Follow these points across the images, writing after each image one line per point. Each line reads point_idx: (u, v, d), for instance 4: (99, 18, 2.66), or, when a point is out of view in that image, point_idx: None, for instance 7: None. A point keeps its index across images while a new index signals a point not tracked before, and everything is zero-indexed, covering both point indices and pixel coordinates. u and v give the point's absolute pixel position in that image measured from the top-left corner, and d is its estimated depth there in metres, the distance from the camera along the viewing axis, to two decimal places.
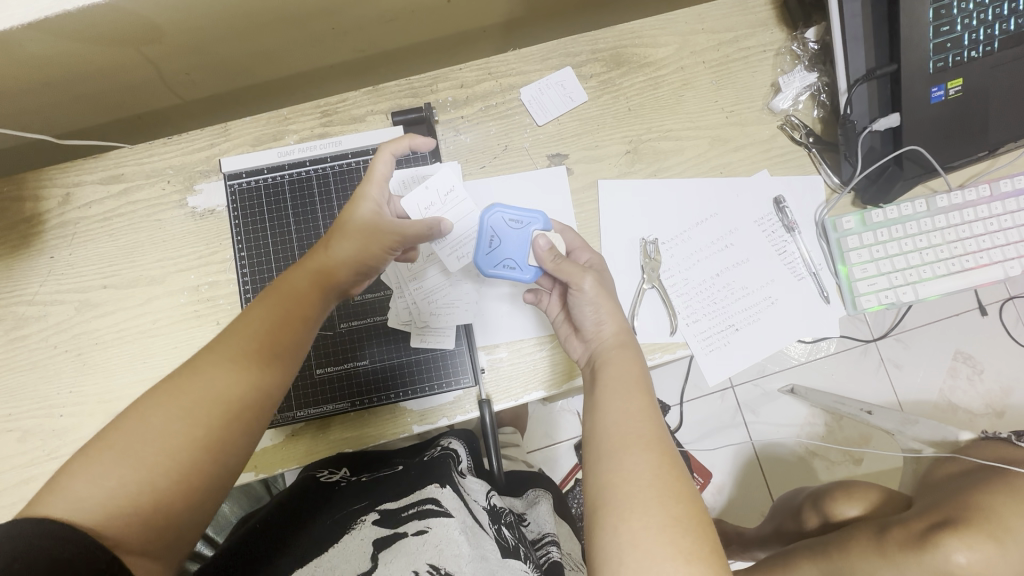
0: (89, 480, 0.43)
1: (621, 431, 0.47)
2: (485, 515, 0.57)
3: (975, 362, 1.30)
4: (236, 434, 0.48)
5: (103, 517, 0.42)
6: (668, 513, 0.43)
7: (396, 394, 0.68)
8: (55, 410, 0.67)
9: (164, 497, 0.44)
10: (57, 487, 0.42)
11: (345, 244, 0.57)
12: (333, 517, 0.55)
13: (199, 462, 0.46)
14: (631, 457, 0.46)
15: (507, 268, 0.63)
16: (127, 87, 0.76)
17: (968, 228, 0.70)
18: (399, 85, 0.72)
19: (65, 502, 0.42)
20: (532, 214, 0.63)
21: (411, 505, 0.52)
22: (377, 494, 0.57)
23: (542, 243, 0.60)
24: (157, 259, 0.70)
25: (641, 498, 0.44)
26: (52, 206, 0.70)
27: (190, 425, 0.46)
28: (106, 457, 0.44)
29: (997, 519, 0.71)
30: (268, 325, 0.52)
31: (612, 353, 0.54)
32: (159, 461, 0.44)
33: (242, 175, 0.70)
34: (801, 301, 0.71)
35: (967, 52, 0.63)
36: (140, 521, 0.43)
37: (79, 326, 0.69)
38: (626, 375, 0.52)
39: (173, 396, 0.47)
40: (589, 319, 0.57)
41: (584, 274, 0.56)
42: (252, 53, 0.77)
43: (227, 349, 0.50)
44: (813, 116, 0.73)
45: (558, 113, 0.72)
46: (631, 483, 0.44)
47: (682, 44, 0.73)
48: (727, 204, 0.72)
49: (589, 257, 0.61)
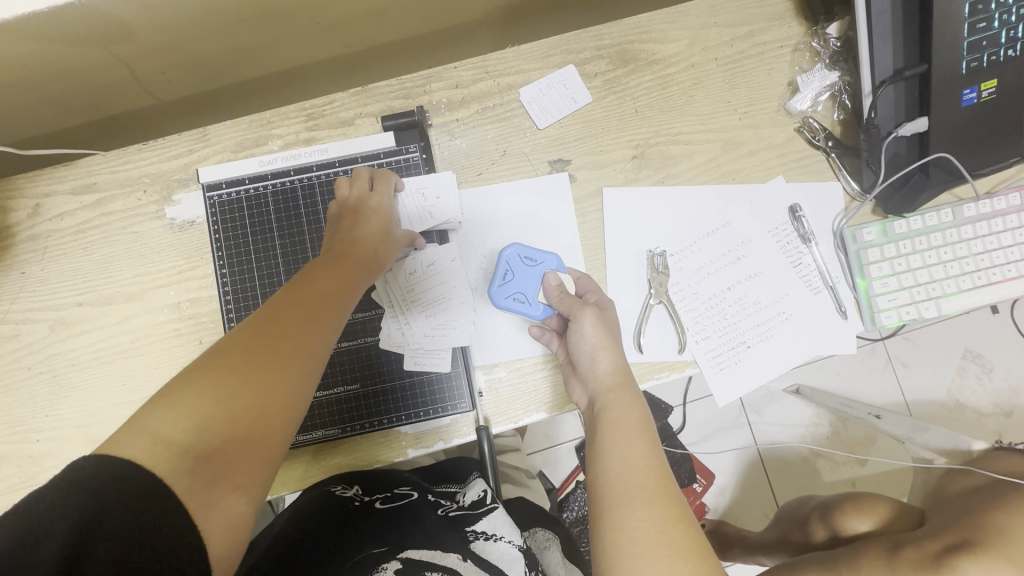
0: (176, 415, 0.39)
1: (623, 483, 0.44)
2: (520, 563, 0.52)
3: (985, 361, 1.27)
4: (313, 373, 0.46)
5: (198, 448, 0.39)
6: (678, 575, 0.40)
7: (389, 419, 0.64)
8: (31, 435, 0.63)
9: (251, 434, 0.41)
10: (130, 428, 0.38)
11: (376, 223, 0.60)
12: (355, 560, 0.51)
13: (284, 400, 0.43)
14: (633, 512, 0.43)
15: (517, 300, 0.63)
16: (99, 88, 0.71)
17: (995, 238, 0.66)
18: (388, 85, 0.67)
19: (143, 443, 0.38)
20: (550, 255, 0.63)
21: (435, 569, 0.49)
22: (400, 539, 0.53)
23: (551, 279, 0.62)
24: (135, 275, 0.66)
25: (649, 559, 0.41)
26: (21, 217, 0.66)
27: (280, 360, 0.44)
28: (184, 394, 0.40)
29: (1016, 541, 0.68)
30: (329, 279, 0.52)
31: (609, 396, 0.51)
32: (251, 392, 0.42)
33: (222, 186, 0.66)
34: (817, 316, 0.67)
35: (1003, 50, 0.58)
36: (227, 463, 0.40)
37: (54, 345, 0.65)
38: (626, 419, 0.49)
39: (256, 333, 0.45)
40: (586, 355, 0.54)
41: (584, 308, 0.56)
42: (233, 50, 0.72)
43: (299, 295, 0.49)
44: (833, 118, 0.68)
45: (559, 116, 0.67)
46: (636, 542, 0.41)
47: (693, 39, 0.68)
48: (739, 213, 0.68)
49: (599, 299, 0.60)
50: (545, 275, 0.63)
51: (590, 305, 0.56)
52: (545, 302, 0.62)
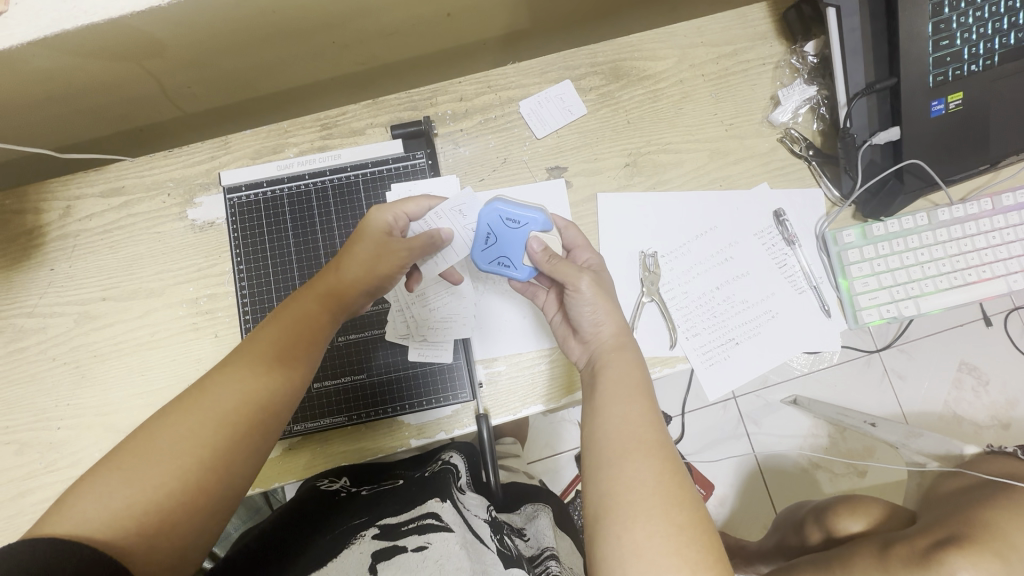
0: (96, 499, 0.43)
1: (622, 437, 0.47)
2: (486, 527, 0.56)
3: (980, 373, 1.28)
4: (243, 448, 0.48)
5: (111, 530, 0.42)
6: (671, 522, 0.43)
7: (394, 409, 0.67)
8: (53, 423, 0.67)
9: (173, 514, 0.44)
10: (62, 507, 0.42)
11: (352, 266, 0.58)
12: (333, 533, 0.54)
13: (210, 476, 0.46)
14: (632, 465, 0.45)
15: (503, 265, 0.63)
16: (129, 101, 0.77)
17: (970, 241, 0.69)
18: (398, 98, 0.72)
19: (69, 522, 0.42)
20: (532, 214, 0.62)
21: (411, 520, 0.52)
22: (378, 509, 0.57)
23: (535, 245, 0.61)
24: (157, 272, 0.70)
25: (644, 507, 0.43)
26: (54, 218, 0.70)
27: (201, 444, 0.46)
28: (110, 476, 0.44)
29: (1002, 537, 0.70)
30: (276, 345, 0.53)
31: (610, 356, 0.54)
32: (166, 479, 0.44)
33: (241, 189, 0.71)
34: (802, 314, 0.70)
35: (967, 65, 0.63)
36: (148, 539, 0.43)
37: (78, 338, 0.69)
38: (626, 378, 0.52)
39: (184, 414, 0.47)
40: (587, 319, 0.57)
41: (580, 276, 0.56)
42: (253, 66, 0.77)
43: (238, 369, 0.50)
44: (812, 129, 0.73)
45: (557, 126, 0.72)
46: (634, 491, 0.44)
47: (681, 57, 0.74)
48: (726, 217, 0.72)
49: (589, 258, 0.62)
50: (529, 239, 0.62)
51: (586, 271, 0.57)
52: (530, 265, 0.62)
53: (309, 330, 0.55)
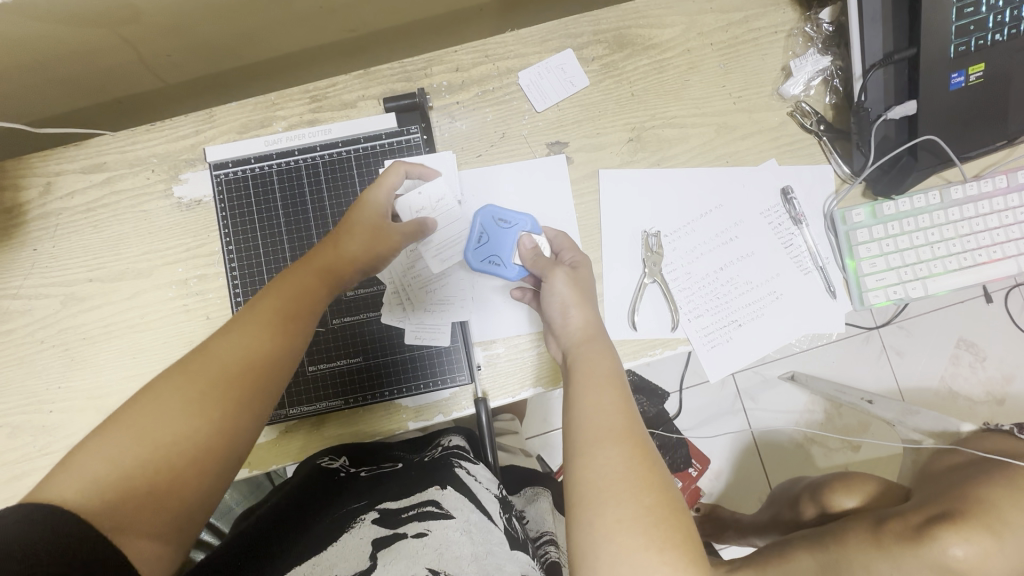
0: (100, 461, 0.41)
1: (593, 426, 0.46)
2: (494, 504, 0.56)
3: (978, 349, 1.28)
4: (246, 411, 0.47)
5: (112, 497, 0.41)
6: (640, 504, 0.42)
7: (391, 392, 0.66)
8: (44, 406, 0.66)
9: (178, 476, 0.43)
10: (67, 467, 0.41)
11: (355, 239, 0.57)
12: (335, 516, 0.53)
13: (212, 441, 0.44)
14: (602, 452, 0.44)
15: (493, 264, 0.64)
16: (108, 70, 0.73)
17: (982, 220, 0.67)
18: (391, 68, 0.68)
19: (72, 486, 0.40)
20: (523, 216, 0.64)
21: (411, 506, 0.51)
22: (378, 493, 0.56)
23: (527, 242, 0.63)
24: (144, 251, 0.68)
25: (612, 492, 0.43)
26: (34, 195, 0.68)
27: (203, 408, 0.45)
28: (116, 437, 0.42)
29: (996, 513, 0.70)
30: (279, 313, 0.51)
31: (580, 349, 0.53)
32: (172, 443, 0.43)
33: (228, 165, 0.68)
34: (806, 295, 0.69)
35: (991, 35, 0.59)
36: (152, 502, 0.42)
37: (66, 320, 0.67)
38: (597, 368, 0.50)
39: (188, 377, 0.46)
40: (557, 313, 0.56)
41: (556, 269, 0.58)
42: (237, 33, 0.73)
43: (240, 334, 0.48)
44: (825, 103, 0.70)
45: (557, 98, 0.69)
46: (603, 477, 0.43)
47: (689, 24, 0.70)
48: (732, 195, 0.69)
49: (575, 257, 0.61)
50: (518, 239, 0.64)
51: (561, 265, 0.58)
52: (520, 263, 0.64)
53: (308, 299, 0.53)
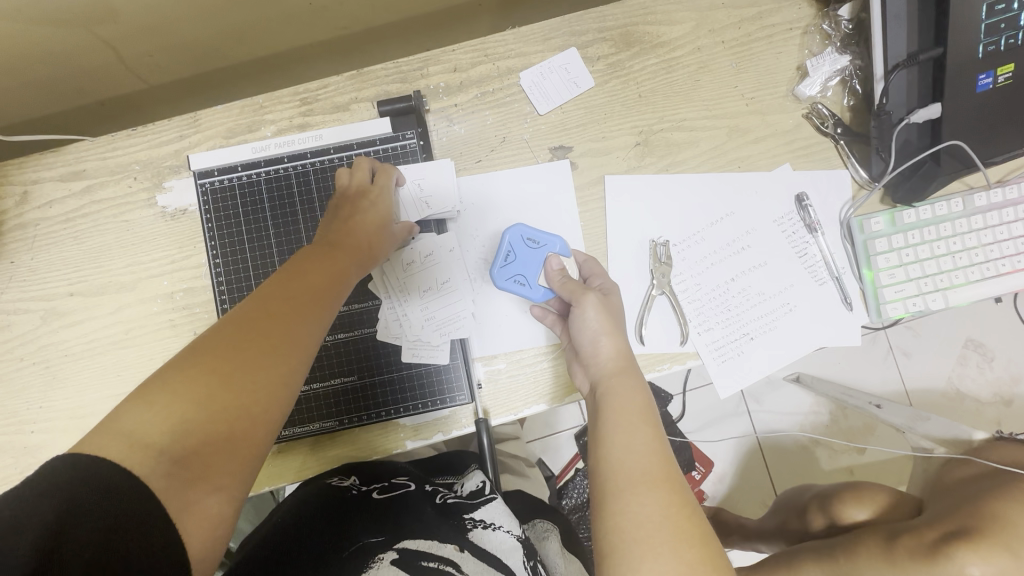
0: (154, 414, 0.37)
1: (626, 469, 0.43)
2: (516, 552, 0.52)
3: (986, 350, 1.26)
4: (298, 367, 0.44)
5: (173, 448, 0.36)
6: (681, 560, 0.39)
7: (388, 411, 0.63)
8: (25, 426, 0.63)
9: (233, 434, 0.39)
10: (114, 421, 0.36)
11: (372, 221, 0.58)
12: (351, 550, 0.49)
13: (269, 401, 0.41)
14: (637, 498, 0.42)
15: (518, 283, 0.61)
16: (86, 71, 0.69)
17: (1005, 229, 0.64)
18: (385, 69, 0.65)
19: (123, 440, 0.35)
20: (553, 239, 0.62)
21: (430, 556, 0.47)
22: (397, 529, 0.52)
23: (554, 263, 0.60)
24: (127, 264, 0.65)
25: (651, 545, 0.40)
26: (10, 205, 0.64)
27: (266, 356, 0.42)
28: (170, 387, 0.38)
29: (1015, 530, 0.68)
30: (323, 275, 0.49)
31: (610, 381, 0.50)
32: (238, 388, 0.40)
33: (214, 173, 0.64)
34: (821, 307, 0.66)
35: (1022, 33, 0.56)
36: (207, 460, 0.37)
37: (47, 336, 0.64)
38: (629, 404, 0.48)
39: (245, 324, 0.43)
40: (587, 339, 0.53)
41: (586, 293, 0.54)
42: (223, 30, 0.69)
43: (292, 289, 0.46)
44: (843, 104, 0.66)
45: (561, 100, 0.65)
46: (640, 527, 0.41)
47: (699, 21, 0.66)
48: (744, 202, 0.66)
49: (604, 283, 0.58)
50: (547, 258, 0.61)
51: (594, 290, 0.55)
52: (545, 286, 0.61)
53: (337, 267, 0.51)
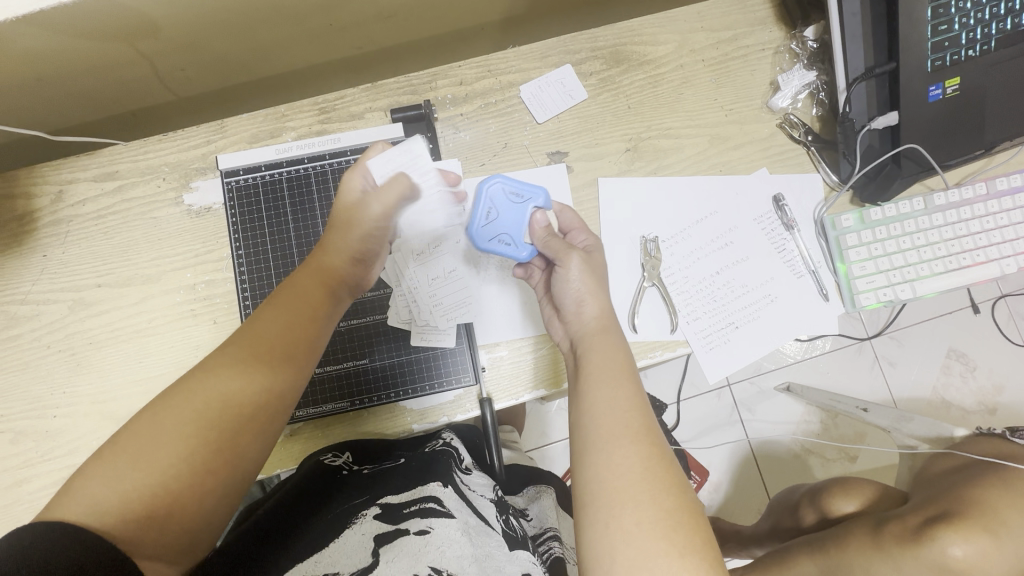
0: (103, 482, 0.41)
1: (608, 424, 0.47)
2: (491, 508, 0.56)
3: (968, 359, 1.30)
4: (246, 434, 0.47)
5: (116, 516, 0.40)
6: (660, 507, 0.43)
7: (396, 393, 0.67)
8: (48, 410, 0.66)
9: (179, 498, 0.43)
10: (72, 489, 0.41)
11: (344, 243, 0.56)
12: (336, 511, 0.53)
13: (201, 472, 0.44)
14: (620, 450, 0.45)
15: (504, 244, 0.61)
16: (121, 82, 0.75)
17: (964, 226, 0.71)
18: (397, 82, 0.71)
19: (79, 505, 0.40)
20: (535, 189, 0.61)
21: (413, 501, 0.50)
22: (378, 489, 0.55)
23: (540, 220, 0.60)
24: (153, 257, 0.69)
25: (632, 494, 0.43)
26: (45, 203, 0.69)
27: (200, 434, 0.45)
28: (120, 458, 0.42)
29: (992, 512, 0.72)
30: (274, 328, 0.51)
31: (590, 338, 0.54)
32: (173, 463, 0.43)
33: (240, 173, 0.70)
34: (801, 298, 0.71)
35: (964, 51, 0.63)
36: (153, 527, 0.42)
37: (73, 325, 0.67)
38: (611, 363, 0.51)
39: (182, 402, 0.45)
40: (572, 300, 0.57)
41: (569, 253, 0.57)
42: (249, 48, 0.76)
43: (233, 356, 0.49)
44: (811, 114, 0.73)
45: (557, 110, 0.72)
46: (620, 477, 0.44)
47: (681, 42, 0.73)
48: (727, 202, 0.72)
49: (586, 240, 0.61)
50: (531, 214, 0.61)
51: (576, 249, 0.58)
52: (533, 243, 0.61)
53: (308, 309, 0.53)
